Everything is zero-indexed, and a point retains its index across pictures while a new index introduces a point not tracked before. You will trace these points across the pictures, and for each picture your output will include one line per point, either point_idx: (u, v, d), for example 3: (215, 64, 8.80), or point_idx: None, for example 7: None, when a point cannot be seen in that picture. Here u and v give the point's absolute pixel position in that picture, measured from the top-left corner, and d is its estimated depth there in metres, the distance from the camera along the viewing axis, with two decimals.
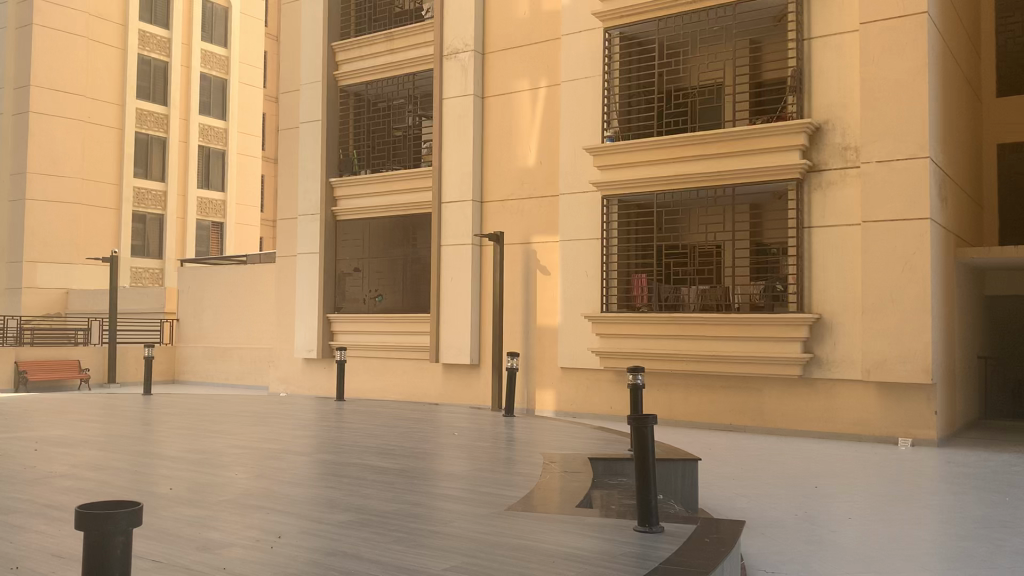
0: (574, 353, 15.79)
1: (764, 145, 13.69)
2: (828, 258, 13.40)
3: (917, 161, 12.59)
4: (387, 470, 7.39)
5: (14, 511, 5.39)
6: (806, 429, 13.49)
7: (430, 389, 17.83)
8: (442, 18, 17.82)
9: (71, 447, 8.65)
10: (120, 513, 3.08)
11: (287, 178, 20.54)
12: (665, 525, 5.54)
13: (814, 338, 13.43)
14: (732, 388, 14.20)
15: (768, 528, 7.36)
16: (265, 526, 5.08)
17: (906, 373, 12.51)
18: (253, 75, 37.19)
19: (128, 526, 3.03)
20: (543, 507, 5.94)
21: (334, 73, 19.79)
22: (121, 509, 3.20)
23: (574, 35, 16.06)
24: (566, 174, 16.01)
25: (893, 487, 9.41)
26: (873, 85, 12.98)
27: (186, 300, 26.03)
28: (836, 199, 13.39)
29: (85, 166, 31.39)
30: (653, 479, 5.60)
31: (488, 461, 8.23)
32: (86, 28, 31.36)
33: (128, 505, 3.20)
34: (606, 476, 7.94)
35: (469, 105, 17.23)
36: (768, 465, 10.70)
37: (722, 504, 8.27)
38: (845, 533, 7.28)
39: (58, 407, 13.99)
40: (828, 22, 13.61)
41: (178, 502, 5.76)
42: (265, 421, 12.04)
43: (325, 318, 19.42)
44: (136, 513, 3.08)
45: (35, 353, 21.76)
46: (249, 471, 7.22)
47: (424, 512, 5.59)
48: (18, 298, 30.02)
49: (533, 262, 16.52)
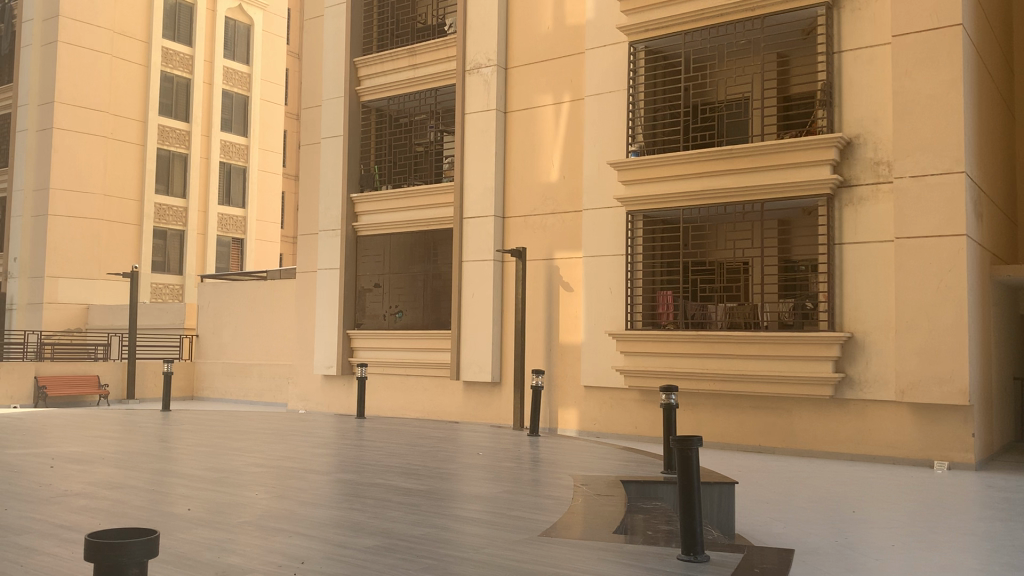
0: (597, 372, 15.48)
1: (793, 160, 13.41)
2: (860, 275, 13.08)
3: (953, 176, 12.25)
4: (412, 492, 7.12)
5: (27, 531, 5.18)
6: (837, 452, 13.11)
7: (451, 407, 17.58)
8: (465, 33, 17.69)
9: (88, 464, 8.44)
10: (133, 544, 2.97)
11: (308, 193, 20.47)
12: (711, 554, 5.29)
13: (845, 357, 13.08)
14: (761, 410, 13.85)
15: (807, 555, 7.01)
16: (286, 550, 4.84)
17: (942, 395, 12.11)
18: (273, 92, 37.28)
19: (140, 560, 2.90)
20: (574, 533, 5.66)
21: (355, 88, 19.70)
22: (138, 538, 3.12)
23: (599, 49, 15.87)
24: (590, 189, 15.77)
25: (934, 512, 9.03)
26: (906, 99, 12.68)
27: (207, 315, 25.92)
28: (868, 216, 13.08)
29: (107, 181, 31.53)
30: (698, 505, 5.34)
31: (514, 482, 7.96)
32: (110, 45, 31.65)
33: (147, 531, 3.09)
34: (639, 499, 7.65)
35: (491, 120, 17.05)
36: (803, 488, 10.34)
37: (758, 528, 7.93)
38: (889, 559, 6.93)
39: (76, 423, 13.83)
40: (859, 36, 13.35)
41: (195, 524, 5.53)
42: (284, 439, 11.82)
43: (345, 335, 19.23)
44: (151, 544, 2.95)
45: (55, 368, 21.73)
46: (270, 491, 7.00)
47: (450, 537, 5.33)
48: (39, 313, 30.08)
49: (555, 279, 16.29)
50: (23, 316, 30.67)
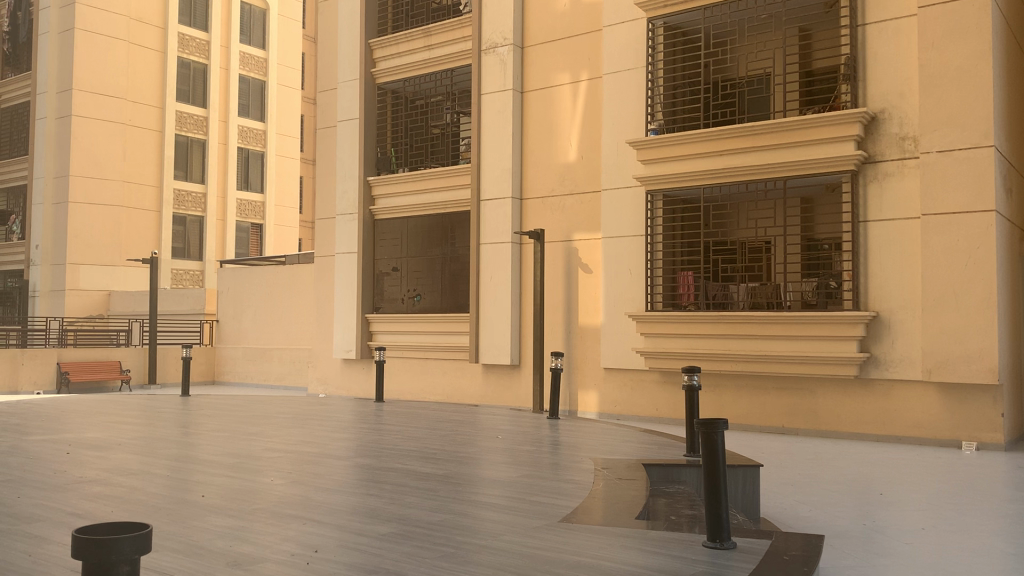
0: (618, 353, 15.31)
1: (816, 136, 13.12)
2: (885, 253, 12.81)
3: (982, 151, 11.93)
4: (429, 477, 7.01)
5: (39, 520, 5.11)
6: (862, 432, 12.90)
7: (471, 391, 17.49)
8: (481, 12, 17.46)
9: (105, 451, 8.41)
10: (124, 540, 2.88)
11: (324, 176, 20.36)
12: (737, 541, 5.14)
13: (871, 336, 12.83)
14: (785, 391, 13.64)
15: (834, 539, 6.81)
16: (300, 539, 4.74)
17: (969, 374, 11.86)
18: (291, 77, 37.21)
19: (132, 555, 2.82)
20: (594, 518, 5.52)
21: (371, 71, 19.54)
22: (128, 533, 3.04)
23: (617, 26, 15.59)
24: (609, 169, 15.55)
25: (964, 494, 8.82)
26: (933, 71, 12.34)
27: (227, 300, 25.97)
28: (894, 193, 12.78)
29: (126, 167, 31.59)
30: (724, 489, 5.19)
31: (533, 466, 7.84)
32: (127, 32, 31.63)
33: (139, 527, 3.01)
34: (662, 483, 7.51)
35: (508, 100, 16.84)
36: (828, 470, 10.16)
37: (784, 512, 7.76)
38: (919, 543, 6.73)
39: (96, 409, 13.85)
40: (883, 8, 13.01)
41: (210, 511, 5.45)
42: (303, 423, 11.77)
43: (364, 319, 19.20)
44: (144, 540, 2.87)
45: (76, 354, 21.86)
46: (286, 477, 6.91)
47: (468, 524, 5.21)
48: (61, 300, 30.26)
49: (574, 261, 16.11)
50: (46, 303, 30.87)
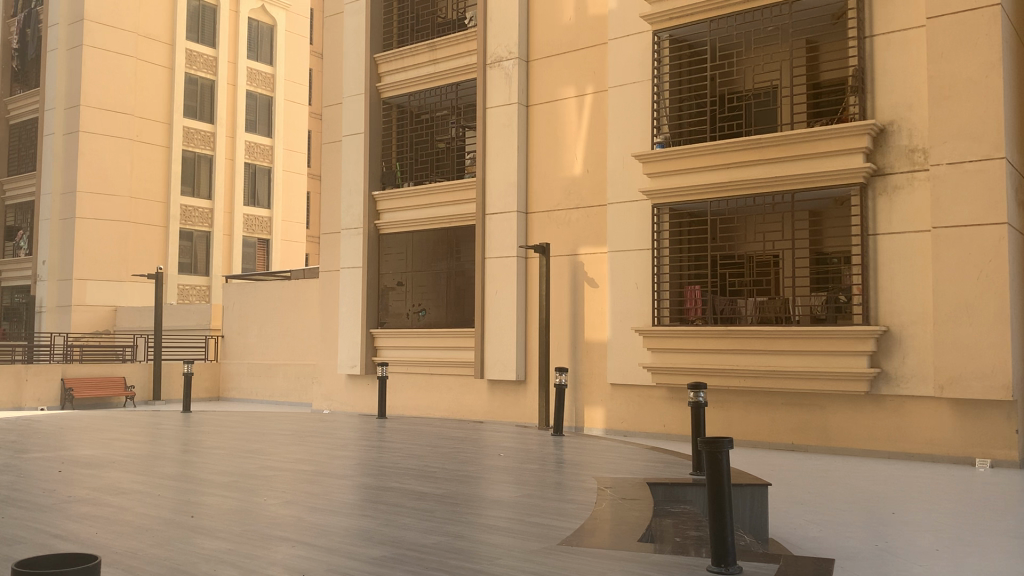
0: (625, 369, 15.11)
1: (825, 148, 12.95)
2: (895, 267, 12.60)
3: (992, 163, 11.75)
4: (427, 497, 6.83)
5: (21, 542, 4.97)
6: (873, 449, 12.66)
7: (476, 406, 17.29)
8: (485, 26, 17.38)
9: (98, 469, 8.24)
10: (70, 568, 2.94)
11: (330, 191, 20.28)
12: (743, 565, 4.97)
13: (881, 351, 12.61)
14: (794, 408, 13.42)
15: (844, 560, 6.59)
16: (289, 562, 4.58)
17: (982, 390, 11.61)
18: (298, 92, 37.33)
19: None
20: (597, 540, 5.32)
21: (376, 85, 19.46)
22: (75, 566, 3.14)
23: (622, 38, 15.50)
24: (615, 182, 15.42)
25: (979, 513, 8.56)
26: (943, 83, 12.18)
27: (232, 316, 25.84)
28: (904, 206, 12.59)
29: (133, 183, 31.59)
30: (729, 510, 5.02)
31: (536, 485, 7.66)
32: (135, 49, 31.73)
33: (90, 560, 3.09)
34: (666, 502, 7.34)
35: (513, 114, 16.74)
36: (839, 488, 9.92)
37: (793, 532, 7.53)
38: (932, 564, 6.49)
39: (96, 426, 13.67)
40: (891, 19, 12.86)
41: (198, 532, 5.30)
42: (305, 440, 11.59)
43: (369, 334, 19.01)
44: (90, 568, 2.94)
45: (80, 370, 21.73)
46: (280, 497, 6.75)
47: (466, 547, 5.04)
48: (67, 316, 30.20)
49: (580, 275, 15.94)
50: (52, 319, 30.77)
